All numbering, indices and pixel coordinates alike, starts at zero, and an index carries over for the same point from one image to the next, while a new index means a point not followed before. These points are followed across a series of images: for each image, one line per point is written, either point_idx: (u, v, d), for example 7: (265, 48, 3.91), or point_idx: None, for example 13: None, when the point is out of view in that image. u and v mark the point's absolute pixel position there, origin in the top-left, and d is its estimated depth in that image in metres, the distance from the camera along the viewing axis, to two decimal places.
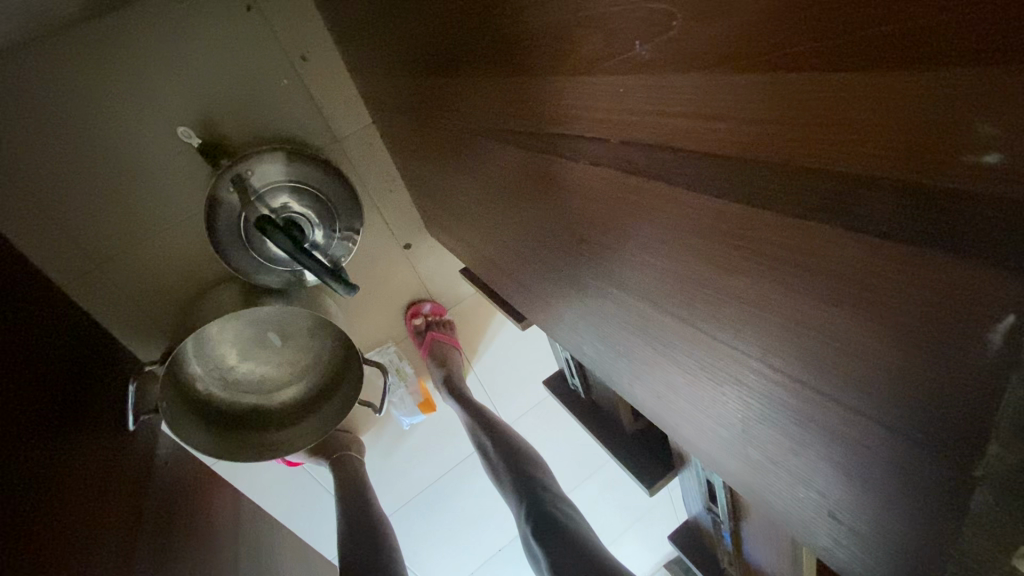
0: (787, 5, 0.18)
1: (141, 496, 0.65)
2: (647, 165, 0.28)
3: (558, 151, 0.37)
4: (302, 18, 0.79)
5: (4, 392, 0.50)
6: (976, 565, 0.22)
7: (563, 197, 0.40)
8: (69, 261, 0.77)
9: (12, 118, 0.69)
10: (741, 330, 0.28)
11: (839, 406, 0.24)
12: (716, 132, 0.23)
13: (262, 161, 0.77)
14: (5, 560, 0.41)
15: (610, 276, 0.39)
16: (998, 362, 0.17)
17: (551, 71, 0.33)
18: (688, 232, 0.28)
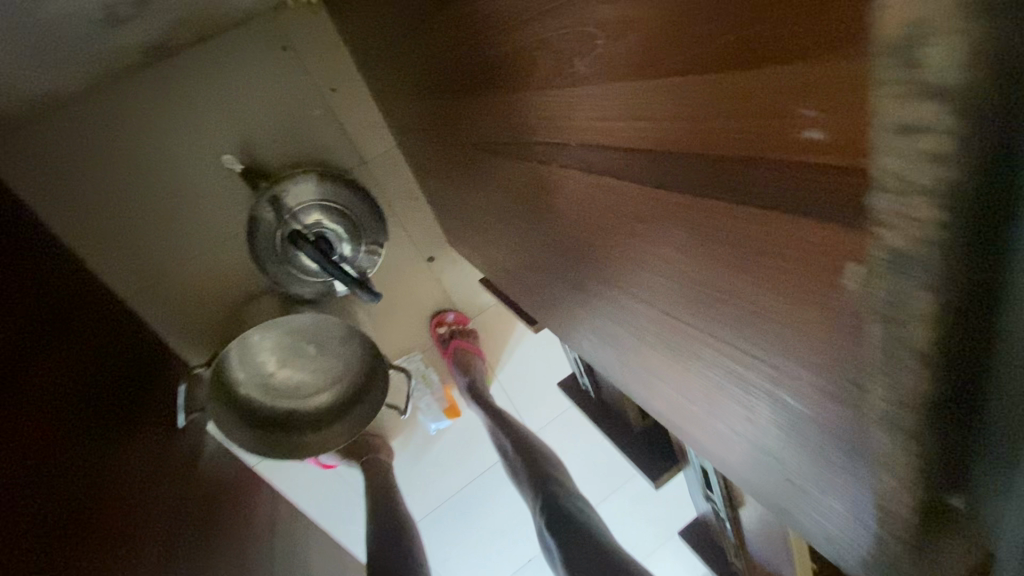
0: (667, 23, 0.22)
1: (185, 485, 0.73)
2: (599, 162, 0.33)
3: (538, 157, 0.42)
4: (330, 53, 0.87)
5: (66, 390, 0.59)
6: (884, 503, 0.24)
7: (548, 198, 0.44)
8: (131, 276, 0.87)
9: (87, 153, 0.80)
10: (685, 304, 0.31)
11: (764, 365, 0.27)
12: (640, 129, 0.27)
13: (296, 182, 0.85)
14: (66, 529, 0.48)
15: (591, 267, 0.43)
16: (851, 305, 0.20)
17: (524, 87, 0.38)
18: (636, 219, 0.32)
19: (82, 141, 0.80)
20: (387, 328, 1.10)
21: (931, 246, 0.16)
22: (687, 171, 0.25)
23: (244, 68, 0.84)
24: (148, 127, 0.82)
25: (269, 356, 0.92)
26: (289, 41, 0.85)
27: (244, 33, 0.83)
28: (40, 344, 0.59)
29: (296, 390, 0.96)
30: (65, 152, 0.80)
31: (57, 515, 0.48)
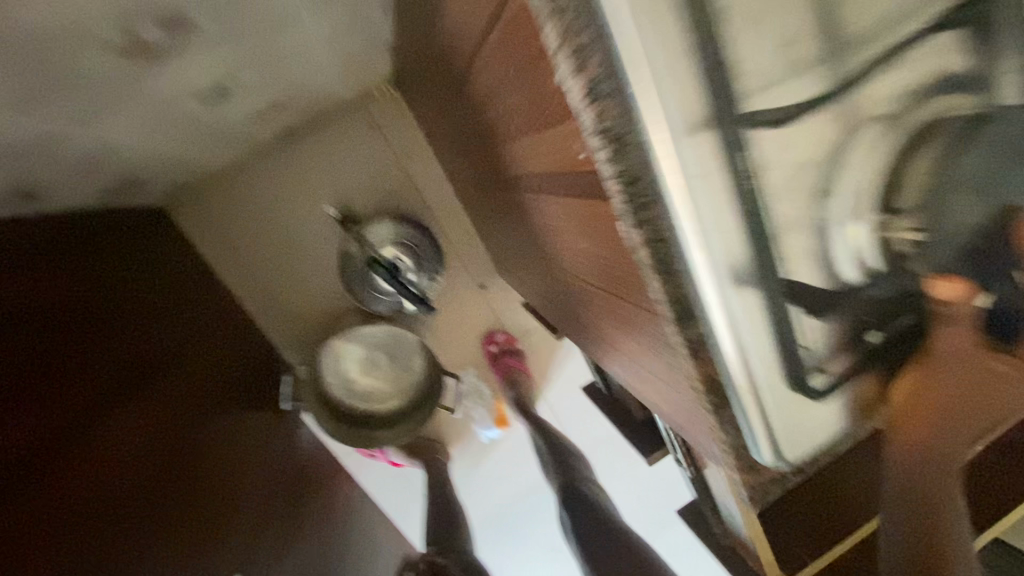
0: (534, 99, 0.39)
1: (279, 462, 0.95)
2: (537, 181, 0.50)
3: (518, 184, 0.60)
4: (403, 127, 1.13)
5: (197, 387, 0.83)
6: (690, 387, 0.37)
7: (529, 212, 0.62)
8: (256, 299, 1.15)
9: (233, 209, 1.11)
10: (592, 270, 0.46)
11: (627, 302, 0.42)
12: (542, 157, 0.44)
13: (376, 223, 1.08)
14: (184, 482, 0.70)
15: (558, 260, 0.59)
16: (627, 248, 0.35)
17: (501, 138, 0.56)
18: (559, 216, 0.48)
19: (229, 202, 1.10)
20: (447, 346, 1.29)
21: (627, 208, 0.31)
22: (567, 186, 0.41)
23: (341, 143, 1.11)
24: (274, 189, 1.11)
25: (353, 365, 1.18)
26: (374, 120, 1.12)
27: (342, 117, 1.10)
28: (181, 353, 0.84)
29: (371, 393, 1.19)
30: (218, 209, 1.11)
31: (180, 470, 0.71)
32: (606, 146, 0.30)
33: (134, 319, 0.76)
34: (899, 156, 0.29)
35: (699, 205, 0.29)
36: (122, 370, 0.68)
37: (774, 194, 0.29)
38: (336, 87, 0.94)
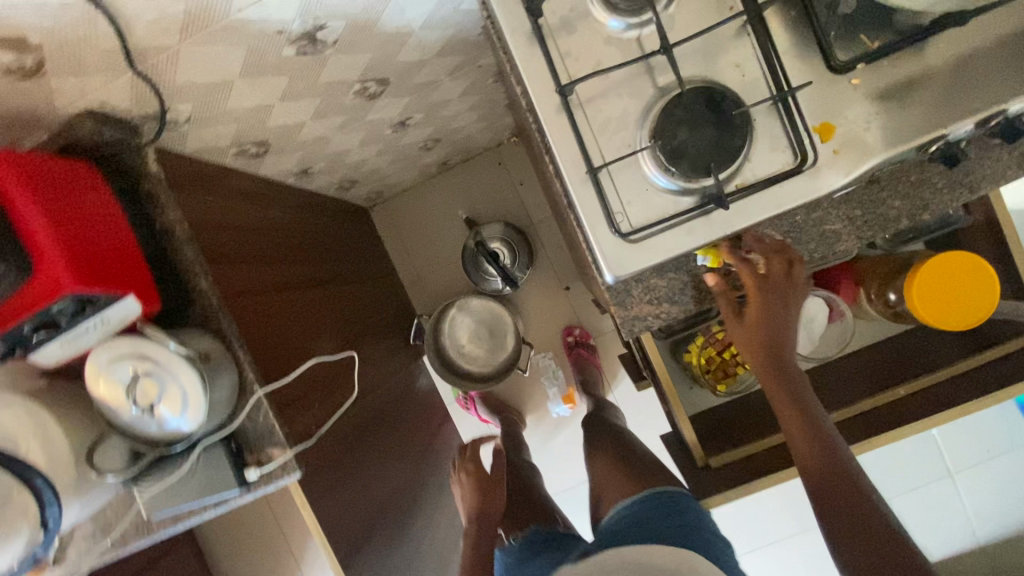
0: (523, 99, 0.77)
1: (399, 374, 1.38)
2: (541, 154, 0.86)
3: (545, 169, 0.97)
4: (521, 164, 1.59)
5: (364, 304, 1.33)
6: (584, 240, 0.68)
7: (552, 186, 0.98)
8: (407, 273, 1.66)
9: (404, 211, 1.66)
10: (561, 198, 0.80)
11: (567, 206, 0.75)
12: (535, 134, 0.81)
13: (490, 225, 1.54)
14: (351, 341, 1.17)
15: (564, 212, 0.94)
16: (549, 162, 0.69)
17: (535, 139, 0.95)
18: (548, 170, 0.84)
19: (402, 209, 1.66)
20: (534, 331, 1.64)
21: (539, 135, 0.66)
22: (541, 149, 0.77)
23: (477, 174, 1.62)
24: (431, 199, 1.65)
25: (464, 332, 1.53)
26: (502, 160, 1.61)
27: (480, 157, 1.61)
28: (357, 282, 1.35)
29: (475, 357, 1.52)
30: (394, 210, 1.67)
31: (349, 335, 1.17)
32: (533, 111, 0.67)
33: (330, 254, 1.28)
34: (655, 111, 0.61)
35: (562, 133, 0.63)
36: (325, 273, 1.19)
37: (597, 130, 0.63)
38: (476, 134, 1.45)
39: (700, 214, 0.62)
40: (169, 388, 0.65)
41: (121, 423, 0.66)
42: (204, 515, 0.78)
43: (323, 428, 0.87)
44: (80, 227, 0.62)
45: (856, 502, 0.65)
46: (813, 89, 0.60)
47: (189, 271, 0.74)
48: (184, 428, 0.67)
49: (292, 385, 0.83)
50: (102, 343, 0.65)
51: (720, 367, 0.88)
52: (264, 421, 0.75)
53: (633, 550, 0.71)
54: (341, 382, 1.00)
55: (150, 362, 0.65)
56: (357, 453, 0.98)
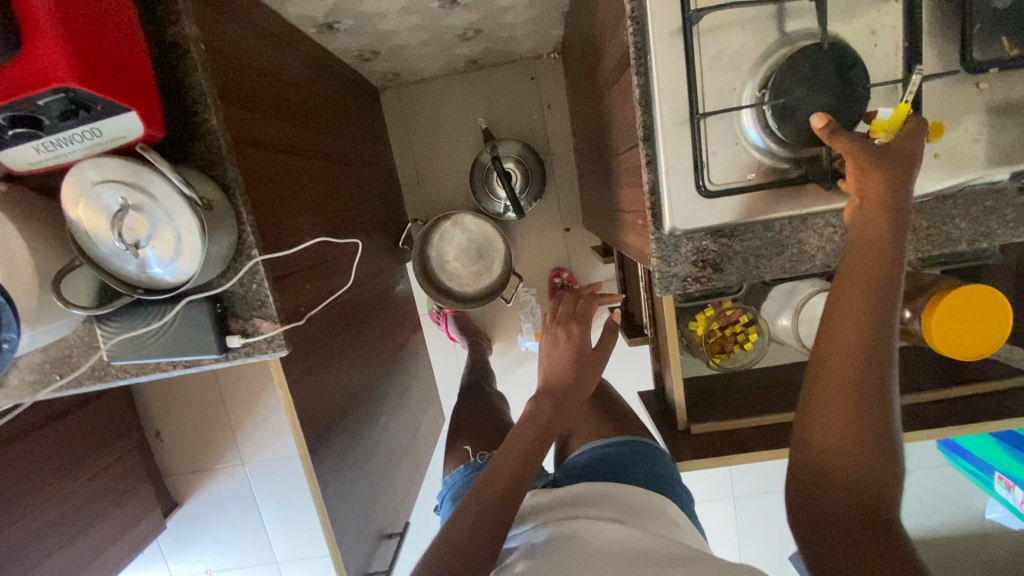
0: (616, 11, 0.69)
1: (382, 273, 1.31)
2: (612, 79, 0.79)
3: (602, 96, 0.89)
4: (555, 87, 1.48)
5: (360, 192, 1.23)
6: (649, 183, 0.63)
7: (604, 118, 0.91)
8: (406, 172, 1.56)
9: (418, 102, 1.52)
10: (625, 133, 0.74)
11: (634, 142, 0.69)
12: (615, 54, 0.73)
13: (508, 142, 1.45)
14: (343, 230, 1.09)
15: (612, 149, 0.88)
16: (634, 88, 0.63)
17: (599, 59, 0.87)
18: (617, 99, 0.76)
19: (416, 98, 1.52)
20: (524, 264, 1.60)
21: (637, 54, 0.59)
22: (623, 70, 0.70)
23: (506, 83, 1.49)
24: (449, 97, 1.51)
25: (451, 250, 1.47)
26: (536, 75, 1.49)
27: (514, 66, 1.48)
28: (357, 165, 1.24)
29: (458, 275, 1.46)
30: (407, 98, 1.52)
31: (343, 222, 1.09)
32: (637, 23, 0.59)
33: (335, 126, 1.16)
34: (774, 60, 0.55)
35: (668, 56, 0.56)
36: (328, 147, 1.08)
37: (705, 66, 0.57)
38: (518, 39, 1.32)
39: (790, 184, 0.58)
40: (161, 229, 0.58)
41: (96, 255, 0.59)
42: (170, 373, 0.72)
43: (313, 310, 0.81)
44: (87, 8, 0.50)
45: (868, 518, 0.51)
46: (939, 82, 0.56)
47: (199, 102, 0.63)
48: (169, 279, 0.61)
49: (289, 260, 0.76)
50: (90, 160, 0.56)
51: (720, 341, 0.87)
52: (256, 290, 0.68)
53: (606, 484, 0.73)
54: (333, 267, 0.93)
55: (138, 198, 0.57)
56: (334, 344, 0.93)
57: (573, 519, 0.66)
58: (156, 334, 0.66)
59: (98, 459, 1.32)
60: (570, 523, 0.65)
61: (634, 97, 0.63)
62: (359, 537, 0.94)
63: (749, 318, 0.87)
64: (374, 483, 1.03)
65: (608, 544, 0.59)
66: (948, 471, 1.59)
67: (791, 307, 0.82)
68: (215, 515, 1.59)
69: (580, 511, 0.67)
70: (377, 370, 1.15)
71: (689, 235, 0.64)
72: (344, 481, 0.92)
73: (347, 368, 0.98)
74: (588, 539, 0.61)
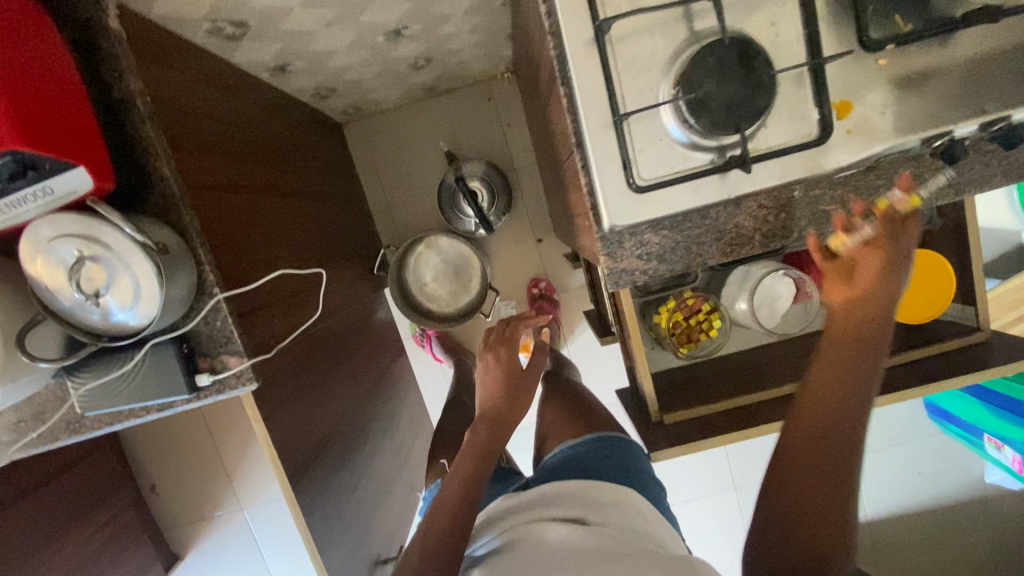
0: (541, 30, 0.73)
1: (358, 302, 1.33)
2: (549, 91, 0.82)
3: (546, 109, 0.93)
4: (512, 105, 1.53)
5: (329, 225, 1.25)
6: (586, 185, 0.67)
7: (551, 128, 0.94)
8: (376, 200, 1.59)
9: (381, 131, 1.56)
10: (565, 141, 0.77)
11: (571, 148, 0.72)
12: (547, 69, 0.77)
13: (471, 162, 1.48)
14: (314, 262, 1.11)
15: (559, 157, 0.91)
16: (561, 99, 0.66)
17: (538, 73, 0.91)
18: (555, 109, 0.80)
19: (379, 129, 1.56)
20: (501, 279, 1.62)
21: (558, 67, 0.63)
22: (553, 80, 0.74)
23: (464, 106, 1.54)
24: (411, 124, 1.55)
25: (428, 272, 1.49)
26: (492, 96, 1.53)
27: (470, 89, 1.53)
28: (323, 198, 1.27)
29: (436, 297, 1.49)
30: (370, 130, 1.56)
31: (313, 254, 1.11)
32: (556, 37, 0.63)
33: (298, 164, 1.19)
34: (685, 56, 0.59)
35: (584, 65, 0.60)
36: (291, 183, 1.11)
37: (621, 72, 0.60)
38: (469, 63, 1.37)
39: (716, 171, 0.61)
40: (119, 277, 0.60)
41: (59, 308, 0.61)
42: (146, 417, 0.73)
43: (283, 341, 0.82)
44: (26, 76, 0.53)
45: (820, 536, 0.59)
46: (840, 63, 0.60)
47: (149, 153, 0.66)
48: (131, 324, 0.63)
49: (255, 295, 0.78)
50: (44, 218, 0.58)
51: (685, 331, 0.89)
52: (220, 327, 0.70)
53: (573, 481, 0.74)
54: (301, 298, 0.94)
55: (93, 250, 0.59)
56: (311, 374, 0.95)
57: (534, 522, 0.67)
58: (126, 380, 0.68)
59: (94, 518, 1.32)
60: (532, 526, 0.66)
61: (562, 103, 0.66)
62: (353, 565, 0.94)
63: (711, 305, 0.89)
64: (364, 511, 1.04)
65: (563, 547, 0.60)
66: (941, 440, 1.60)
67: (748, 287, 0.85)
68: (216, 562, 1.57)
69: (544, 513, 0.69)
70: (360, 397, 1.16)
71: (630, 230, 0.67)
72: (333, 509, 0.92)
73: (327, 397, 1.00)
74: (547, 542, 0.62)
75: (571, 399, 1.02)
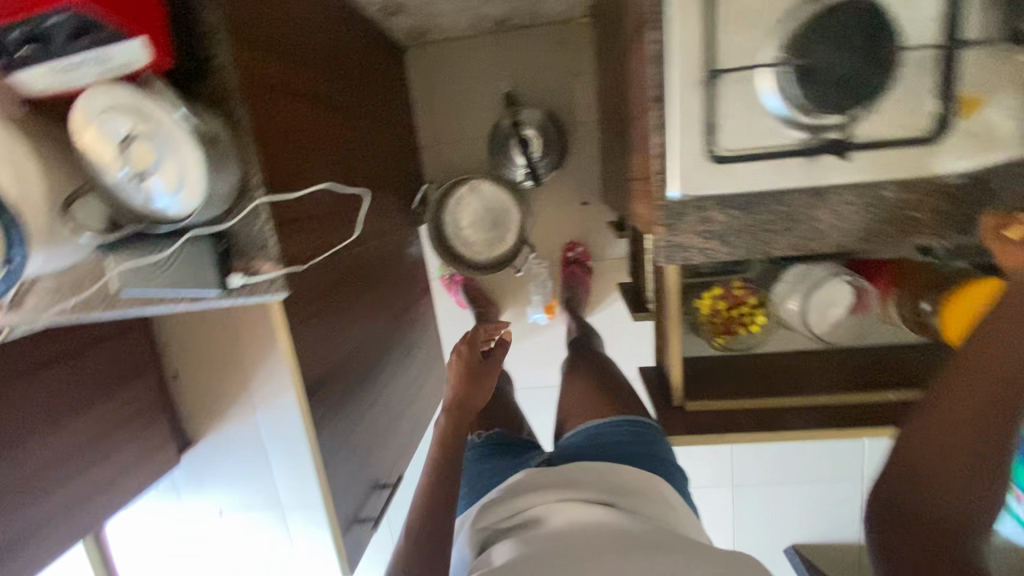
0: None
1: (394, 233, 1.32)
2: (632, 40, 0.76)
3: (624, 60, 0.86)
4: (584, 54, 1.44)
5: (377, 151, 1.22)
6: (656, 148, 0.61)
7: (625, 82, 0.87)
8: (426, 133, 1.55)
9: (443, 61, 1.50)
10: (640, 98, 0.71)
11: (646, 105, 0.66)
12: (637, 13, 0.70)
13: (529, 109, 1.42)
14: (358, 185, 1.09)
15: (628, 113, 0.85)
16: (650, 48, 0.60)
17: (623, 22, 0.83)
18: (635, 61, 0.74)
19: (441, 58, 1.49)
20: (539, 235, 1.58)
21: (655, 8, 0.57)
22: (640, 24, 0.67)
23: (533, 47, 1.46)
24: (475, 58, 1.48)
25: (465, 216, 1.45)
26: (564, 40, 1.44)
27: (542, 29, 1.44)
28: (375, 121, 1.23)
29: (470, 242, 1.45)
30: (432, 58, 1.50)
31: (357, 177, 1.09)
32: None
33: (355, 80, 1.15)
34: (801, 16, 0.52)
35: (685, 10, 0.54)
36: (346, 99, 1.08)
37: (724, 24, 0.54)
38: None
39: (806, 153, 0.56)
40: (165, 160, 0.58)
41: (104, 183, 0.59)
42: (177, 307, 0.74)
43: (317, 257, 0.82)
44: None
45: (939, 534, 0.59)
46: (979, 51, 0.52)
47: (210, 37, 0.63)
48: (172, 211, 0.61)
49: (296, 206, 0.76)
50: (102, 85, 0.57)
51: (725, 321, 0.85)
52: (260, 231, 0.69)
53: (599, 467, 0.72)
54: (339, 220, 0.92)
55: (146, 127, 0.57)
56: (339, 296, 0.94)
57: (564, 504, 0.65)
58: (163, 267, 0.68)
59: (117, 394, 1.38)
60: (563, 508, 0.64)
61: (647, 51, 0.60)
62: (352, 485, 0.96)
63: (757, 300, 0.85)
64: (370, 441, 1.05)
65: (601, 534, 0.59)
66: None
67: (804, 287, 0.80)
68: None
69: (575, 495, 0.67)
70: (382, 327, 1.17)
71: (697, 202, 0.62)
72: (342, 429, 0.94)
73: (351, 321, 1.00)
74: (580, 526, 0.61)
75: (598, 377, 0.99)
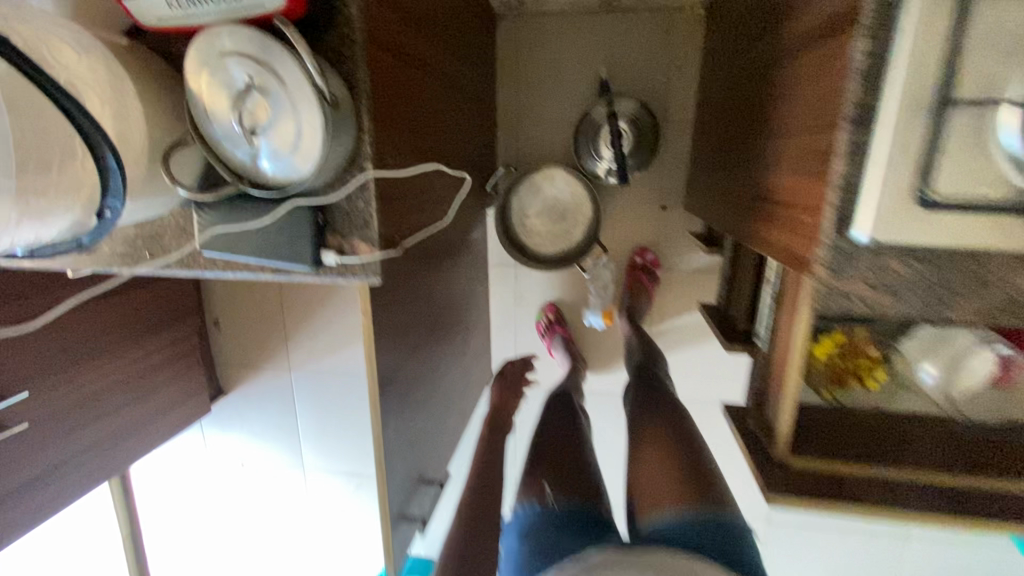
0: None
1: (465, 214, 1.25)
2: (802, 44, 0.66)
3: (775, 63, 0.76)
4: (691, 47, 1.33)
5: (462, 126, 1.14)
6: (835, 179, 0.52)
7: (770, 88, 0.77)
8: (506, 111, 1.46)
9: (537, 35, 1.39)
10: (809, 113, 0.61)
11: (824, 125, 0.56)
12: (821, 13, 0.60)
13: (625, 100, 1.32)
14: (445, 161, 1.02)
15: (771, 125, 0.75)
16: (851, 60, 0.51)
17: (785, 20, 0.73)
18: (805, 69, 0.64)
19: (535, 33, 1.39)
20: (608, 235, 1.49)
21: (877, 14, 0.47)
22: (830, 27, 0.57)
23: (636, 32, 1.34)
24: (572, 37, 1.38)
25: (534, 204, 1.39)
26: (672, 30, 1.33)
27: (650, 14, 1.33)
28: (463, 93, 1.15)
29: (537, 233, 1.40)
30: (525, 31, 1.40)
31: (445, 153, 1.01)
32: None
33: (453, 46, 1.06)
34: None
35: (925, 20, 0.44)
36: (444, 66, 0.99)
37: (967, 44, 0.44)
38: None
39: None
40: (284, 120, 0.53)
41: (209, 134, 0.55)
42: (257, 276, 0.68)
43: (409, 239, 0.75)
44: None
45: None
46: None
47: None
48: (276, 175, 0.56)
49: (398, 183, 0.69)
50: (225, 26, 0.50)
51: (842, 371, 0.76)
52: (362, 208, 0.62)
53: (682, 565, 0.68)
54: (430, 200, 0.84)
55: (265, 81, 0.51)
56: (415, 281, 0.88)
57: None
58: (254, 234, 0.62)
59: (162, 336, 1.35)
60: None
61: (844, 64, 0.51)
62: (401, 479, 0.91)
63: (880, 355, 0.78)
64: (424, 435, 1.00)
65: None
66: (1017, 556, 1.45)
67: (943, 355, 0.75)
68: (254, 411, 1.63)
69: None
70: (444, 314, 1.10)
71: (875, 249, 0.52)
72: (401, 421, 0.89)
73: (421, 307, 0.94)
74: None
75: (667, 428, 0.97)
